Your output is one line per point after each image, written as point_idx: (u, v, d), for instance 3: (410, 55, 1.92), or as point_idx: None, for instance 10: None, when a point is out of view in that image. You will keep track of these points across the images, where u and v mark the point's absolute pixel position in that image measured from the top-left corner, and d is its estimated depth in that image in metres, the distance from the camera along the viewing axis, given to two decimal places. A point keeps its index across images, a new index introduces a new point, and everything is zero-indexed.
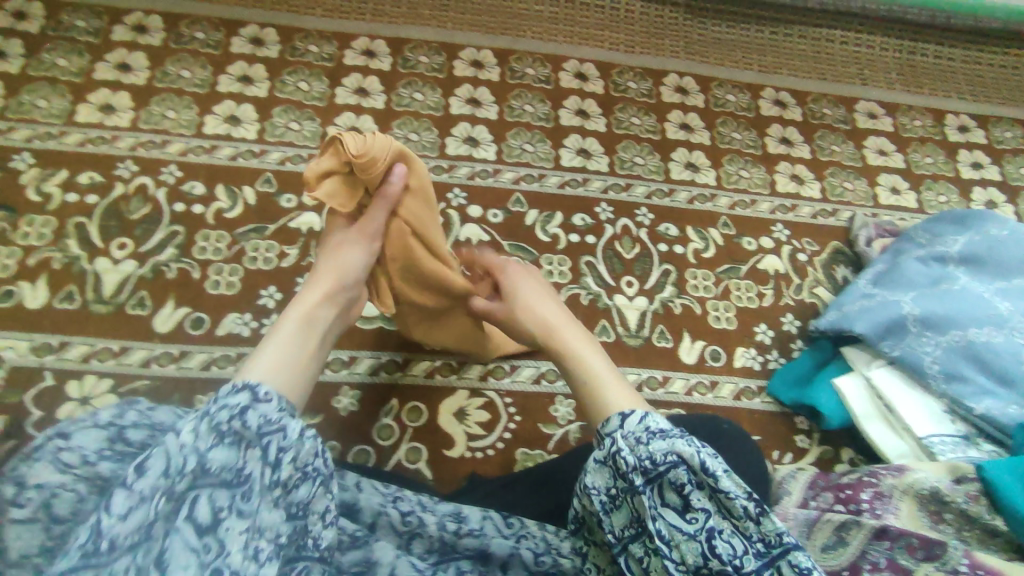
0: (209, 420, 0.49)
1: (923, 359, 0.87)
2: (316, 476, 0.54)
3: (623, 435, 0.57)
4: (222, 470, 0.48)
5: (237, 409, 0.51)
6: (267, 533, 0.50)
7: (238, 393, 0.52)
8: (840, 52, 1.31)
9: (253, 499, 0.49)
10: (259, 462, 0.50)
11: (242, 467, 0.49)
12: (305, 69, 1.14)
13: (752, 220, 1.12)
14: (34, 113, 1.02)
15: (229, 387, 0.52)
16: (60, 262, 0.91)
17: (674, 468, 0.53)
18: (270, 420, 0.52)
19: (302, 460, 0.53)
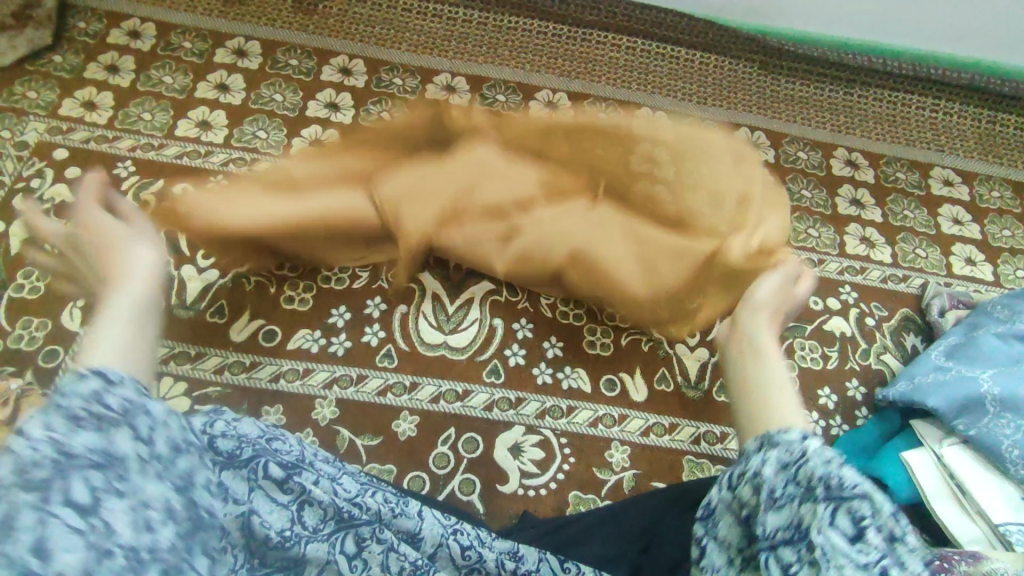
0: (93, 404, 0.47)
1: (1001, 442, 0.84)
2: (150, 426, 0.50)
3: (811, 451, 0.50)
4: (81, 448, 0.46)
5: (91, 393, 0.48)
6: (154, 505, 0.49)
7: (87, 380, 0.48)
8: (917, 116, 1.30)
9: (130, 478, 0.48)
10: (130, 442, 0.49)
11: (110, 448, 0.47)
12: (389, 100, 1.19)
13: (820, 280, 1.11)
14: (138, 125, 1.09)
15: (74, 374, 0.49)
16: None
17: (860, 500, 0.47)
18: (121, 399, 0.49)
19: (141, 416, 0.50)
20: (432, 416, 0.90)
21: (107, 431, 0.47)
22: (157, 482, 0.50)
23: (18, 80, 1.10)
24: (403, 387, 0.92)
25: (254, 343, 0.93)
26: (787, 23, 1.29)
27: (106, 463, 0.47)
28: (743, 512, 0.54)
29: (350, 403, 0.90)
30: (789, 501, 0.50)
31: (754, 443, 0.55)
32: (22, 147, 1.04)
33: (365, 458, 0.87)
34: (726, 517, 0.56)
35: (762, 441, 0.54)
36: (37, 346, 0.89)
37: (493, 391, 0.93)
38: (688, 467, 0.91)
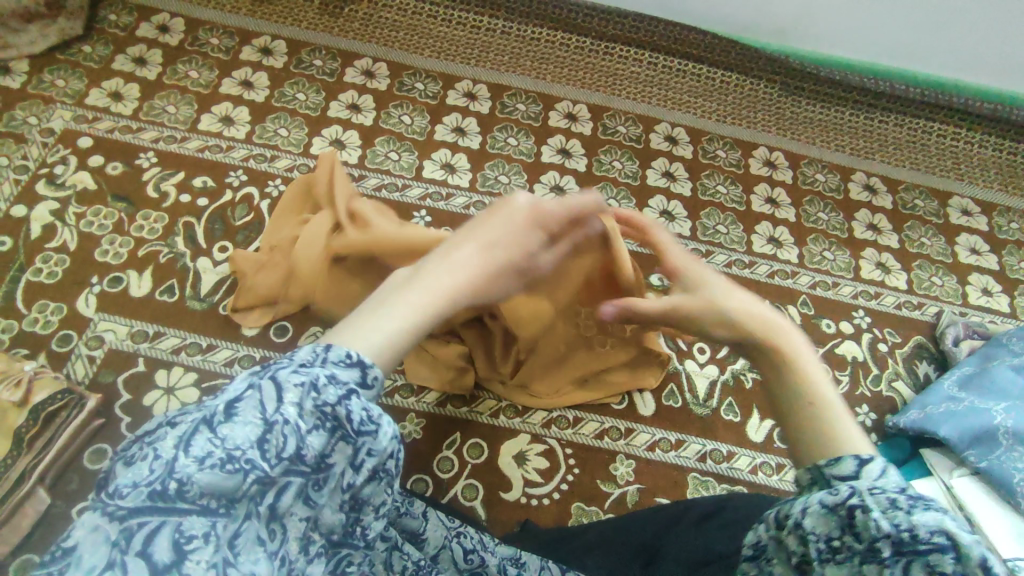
0: (315, 396, 0.40)
1: (1012, 475, 0.82)
2: (335, 427, 0.41)
3: (868, 492, 0.42)
4: (304, 433, 0.40)
5: (337, 395, 0.41)
6: (321, 529, 0.43)
7: (307, 368, 0.41)
8: (939, 144, 1.30)
9: (322, 493, 0.42)
10: (343, 457, 0.42)
11: (326, 456, 0.41)
12: (409, 104, 1.20)
13: (833, 303, 1.10)
14: (163, 117, 1.11)
15: (307, 351, 0.42)
16: (166, 256, 0.97)
17: (941, 553, 0.38)
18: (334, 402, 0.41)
19: (321, 408, 0.40)
20: (438, 419, 0.90)
21: (334, 439, 0.42)
22: (336, 509, 0.43)
23: (48, 69, 1.12)
24: (411, 389, 0.92)
25: (265, 337, 0.93)
26: (816, 45, 1.28)
27: (314, 469, 0.41)
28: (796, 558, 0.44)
29: None
30: (850, 553, 0.41)
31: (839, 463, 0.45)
32: (48, 133, 1.06)
33: None
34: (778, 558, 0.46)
35: (813, 474, 0.47)
36: (51, 329, 0.89)
37: (500, 398, 0.92)
38: (693, 485, 0.90)
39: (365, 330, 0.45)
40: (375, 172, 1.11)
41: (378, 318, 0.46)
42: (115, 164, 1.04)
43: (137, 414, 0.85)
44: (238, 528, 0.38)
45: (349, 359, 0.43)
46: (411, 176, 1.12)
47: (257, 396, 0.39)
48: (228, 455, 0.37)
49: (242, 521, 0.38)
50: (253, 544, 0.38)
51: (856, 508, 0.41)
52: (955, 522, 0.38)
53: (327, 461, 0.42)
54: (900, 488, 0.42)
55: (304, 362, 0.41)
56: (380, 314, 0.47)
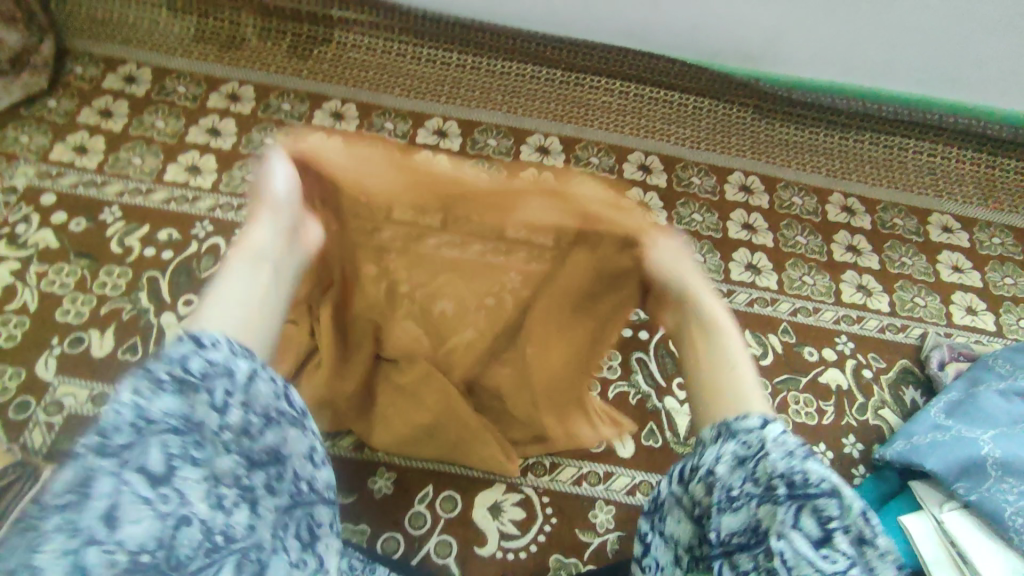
0: (153, 373, 0.42)
1: (1003, 508, 0.80)
2: (193, 382, 0.43)
3: (766, 441, 0.46)
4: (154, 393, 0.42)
5: (185, 355, 0.43)
6: (225, 480, 0.44)
7: (181, 342, 0.44)
8: (916, 162, 1.29)
9: (205, 446, 0.43)
10: (208, 407, 0.43)
11: (190, 413, 0.43)
12: None
13: (815, 330, 1.08)
14: (128, 169, 1.10)
15: (170, 336, 0.44)
16: (129, 314, 0.95)
17: (828, 497, 0.43)
18: (214, 366, 0.44)
19: (186, 369, 0.43)
20: (410, 472, 0.87)
21: (187, 397, 0.43)
22: (228, 454, 0.44)
23: (12, 126, 1.12)
24: None
25: None
26: (786, 68, 1.27)
27: (186, 427, 0.42)
28: (696, 514, 0.51)
29: (325, 458, 0.87)
30: (745, 499, 0.46)
31: (709, 432, 0.51)
32: (10, 191, 1.05)
33: (339, 516, 0.84)
34: (675, 515, 0.53)
35: (720, 430, 0.50)
36: (10, 396, 0.87)
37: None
38: None
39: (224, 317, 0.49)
40: None
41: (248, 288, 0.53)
42: (78, 220, 1.03)
43: None
44: (112, 500, 0.39)
45: (180, 338, 0.44)
46: None
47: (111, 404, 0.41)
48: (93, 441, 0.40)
49: (116, 494, 0.39)
50: (134, 504, 0.39)
51: (755, 455, 0.46)
52: (845, 484, 0.43)
53: (196, 416, 0.43)
54: (795, 442, 0.46)
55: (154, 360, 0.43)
56: (243, 289, 0.52)
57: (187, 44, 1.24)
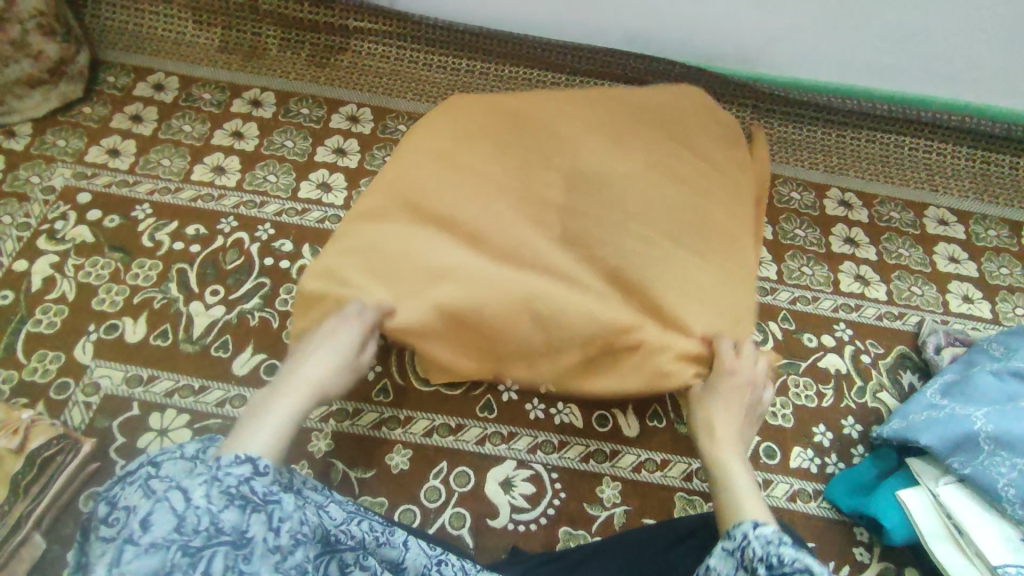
0: (219, 485, 0.57)
1: (996, 481, 0.84)
2: (245, 501, 0.57)
3: (755, 536, 0.63)
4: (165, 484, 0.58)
5: (240, 477, 0.58)
6: None
7: (241, 464, 0.59)
8: (911, 159, 1.33)
9: (253, 560, 0.56)
10: (258, 526, 0.57)
11: (244, 529, 0.56)
12: (393, 146, 1.25)
13: (814, 318, 1.11)
14: (158, 170, 1.16)
15: (232, 457, 0.60)
16: (160, 302, 1.01)
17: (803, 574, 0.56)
18: (266, 491, 0.59)
19: (234, 488, 0.57)
20: (425, 450, 0.92)
21: (244, 513, 0.57)
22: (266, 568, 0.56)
23: (50, 131, 1.19)
24: (398, 420, 0.94)
25: (256, 377, 0.96)
26: (783, 69, 1.33)
27: (236, 539, 0.56)
28: None
29: (344, 435, 0.92)
30: None
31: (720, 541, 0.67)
32: (49, 190, 1.11)
33: (358, 490, 0.88)
34: None
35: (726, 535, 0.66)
36: (50, 378, 0.93)
37: (484, 425, 0.94)
38: (681, 504, 0.91)
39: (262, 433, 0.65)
40: None
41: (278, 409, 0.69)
42: (112, 217, 1.09)
43: (131, 456, 0.88)
44: None
45: (238, 460, 0.60)
46: None
47: (168, 503, 0.55)
48: (152, 543, 0.53)
49: None
50: None
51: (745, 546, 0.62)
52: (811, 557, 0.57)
53: (247, 533, 0.56)
54: (772, 532, 0.62)
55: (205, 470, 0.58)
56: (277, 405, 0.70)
57: (212, 53, 1.32)
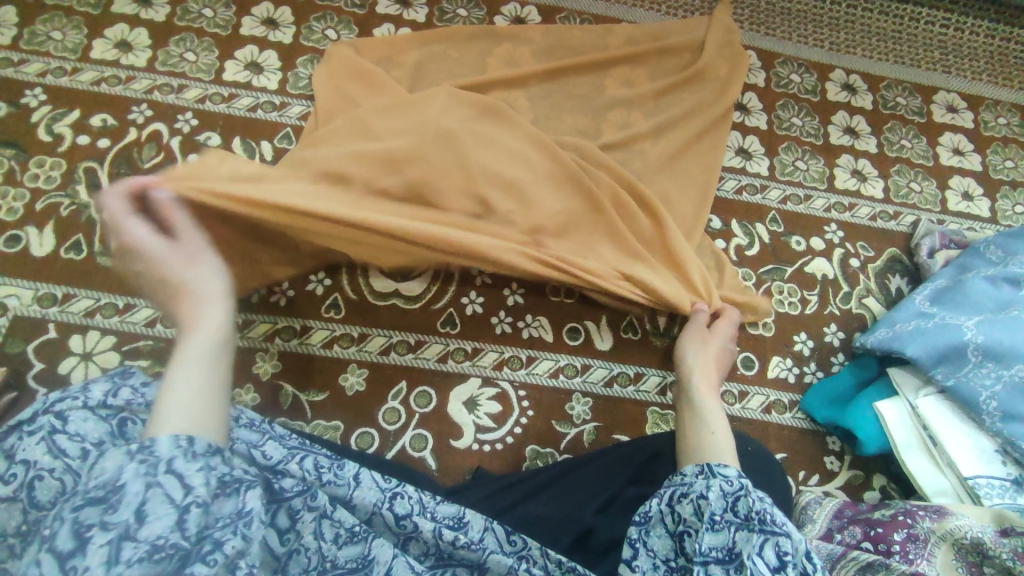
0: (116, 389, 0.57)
1: (979, 393, 0.80)
2: (110, 411, 0.55)
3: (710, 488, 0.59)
4: (74, 443, 0.52)
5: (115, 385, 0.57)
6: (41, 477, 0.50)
7: (88, 387, 0.56)
8: (926, 33, 1.18)
9: (35, 454, 0.51)
10: (80, 408, 0.54)
11: (105, 399, 0.56)
12: (334, 16, 1.05)
13: (804, 218, 1.03)
14: (47, 45, 0.96)
15: (59, 394, 0.55)
16: (68, 209, 0.87)
17: (715, 536, 0.56)
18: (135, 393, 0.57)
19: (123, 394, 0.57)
20: (383, 368, 0.85)
21: (112, 379, 0.58)
22: (43, 452, 0.51)
23: None
24: (351, 338, 0.86)
25: None
26: None
27: (62, 421, 0.53)
28: (681, 530, 0.59)
29: (291, 355, 0.85)
30: (729, 523, 0.56)
31: (692, 468, 0.63)
32: None
33: (310, 415, 0.82)
34: (659, 529, 0.61)
35: (702, 467, 0.62)
36: None
37: (502, 349, 0.88)
38: (653, 419, 0.88)
39: (196, 407, 0.53)
40: (300, 98, 0.99)
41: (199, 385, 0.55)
42: None
43: (54, 384, 0.80)
44: (37, 495, 0.50)
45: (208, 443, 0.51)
46: (324, 100, 0.96)
47: (126, 387, 0.57)
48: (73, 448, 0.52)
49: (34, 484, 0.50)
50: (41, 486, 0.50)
51: (701, 501, 0.58)
52: (724, 483, 0.59)
53: (68, 426, 0.53)
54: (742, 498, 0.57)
55: (109, 379, 0.58)
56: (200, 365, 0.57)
57: None
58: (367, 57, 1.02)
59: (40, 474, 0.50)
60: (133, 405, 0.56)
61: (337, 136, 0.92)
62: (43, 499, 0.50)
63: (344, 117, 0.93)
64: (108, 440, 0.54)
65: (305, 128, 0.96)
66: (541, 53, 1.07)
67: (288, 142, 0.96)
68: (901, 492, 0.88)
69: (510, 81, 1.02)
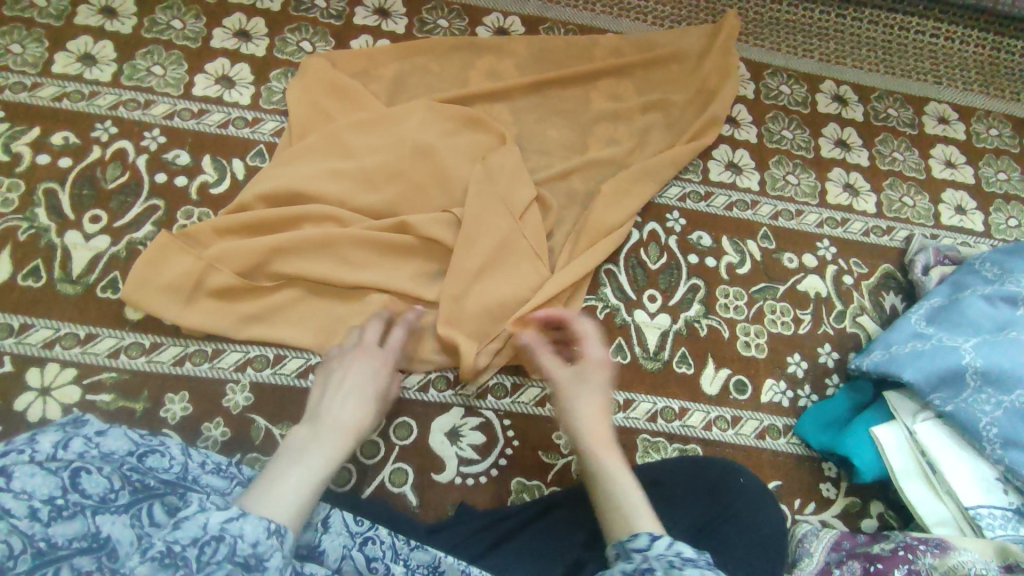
0: (65, 443, 0.52)
1: (978, 419, 0.78)
2: (62, 465, 0.50)
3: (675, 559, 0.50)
4: (21, 501, 0.47)
5: (63, 439, 0.52)
6: None
7: (33, 440, 0.51)
8: (917, 43, 1.16)
9: None
10: (27, 464, 0.49)
11: (54, 453, 0.51)
12: (309, 27, 1.02)
13: (796, 234, 1.00)
14: (6, 59, 0.92)
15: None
16: (26, 233, 0.83)
17: None
18: (87, 445, 0.53)
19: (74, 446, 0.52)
20: None
21: (59, 429, 0.53)
22: None
23: None
24: None
25: (154, 322, 0.81)
26: None
27: (4, 477, 0.47)
28: None
29: (264, 386, 0.80)
30: None
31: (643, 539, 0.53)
32: None
33: None
34: None
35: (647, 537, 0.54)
36: None
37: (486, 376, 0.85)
38: (642, 448, 0.84)
39: (284, 492, 0.53)
40: (273, 113, 0.95)
41: (291, 472, 0.55)
42: None
43: (9, 421, 0.75)
44: None
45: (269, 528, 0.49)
46: (299, 116, 0.92)
47: (76, 438, 0.53)
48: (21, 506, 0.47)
49: None
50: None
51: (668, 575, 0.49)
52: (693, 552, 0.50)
53: (12, 483, 0.47)
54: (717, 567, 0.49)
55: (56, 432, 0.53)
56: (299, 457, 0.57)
57: None
58: (343, 70, 0.98)
59: None
60: (87, 456, 0.52)
61: (311, 155, 0.88)
62: None
63: (319, 134, 0.89)
64: (61, 496, 0.49)
65: (278, 145, 0.92)
66: (525, 66, 1.04)
67: (261, 160, 0.92)
68: (899, 519, 0.85)
69: (494, 95, 0.99)
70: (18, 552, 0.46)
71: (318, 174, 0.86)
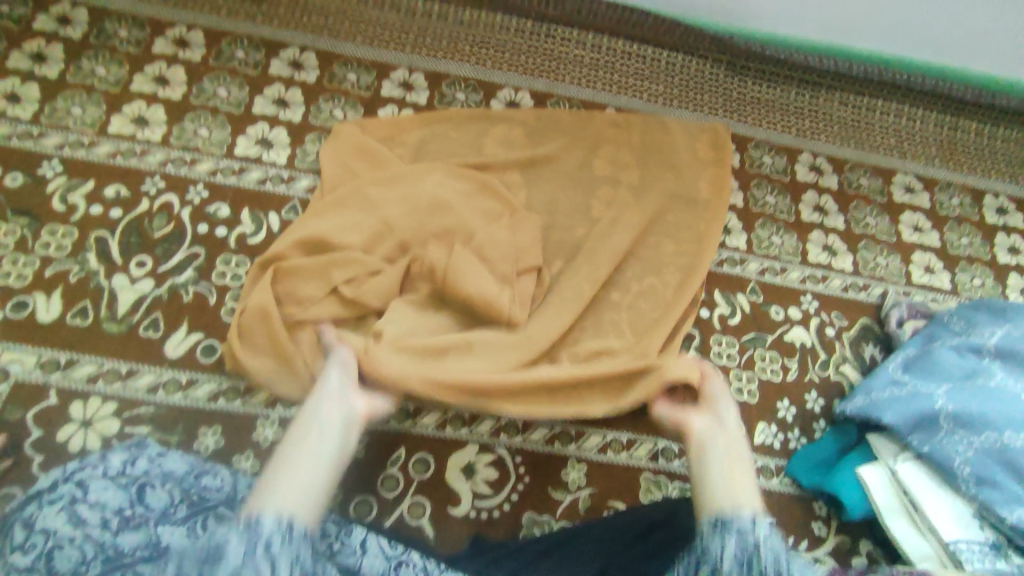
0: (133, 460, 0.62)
1: (953, 459, 0.85)
2: (129, 480, 0.60)
3: None
4: (93, 511, 0.57)
5: (131, 457, 0.62)
6: (61, 544, 0.55)
7: (108, 458, 0.61)
8: (883, 122, 1.29)
9: (55, 522, 0.56)
10: (101, 479, 0.59)
11: (124, 469, 0.61)
12: (341, 97, 1.13)
13: (781, 289, 1.09)
14: (67, 120, 1.01)
15: (76, 464, 0.60)
16: (77, 276, 0.90)
17: None
18: (150, 462, 0.63)
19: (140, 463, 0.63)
20: (383, 436, 0.87)
21: (130, 450, 0.63)
22: (64, 521, 0.56)
23: None
24: None
25: (191, 359, 0.87)
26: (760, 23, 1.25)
27: (83, 491, 0.58)
28: None
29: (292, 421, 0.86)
30: None
31: None
32: None
33: None
34: None
35: None
36: None
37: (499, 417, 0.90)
38: (646, 485, 0.89)
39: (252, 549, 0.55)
40: (306, 171, 1.04)
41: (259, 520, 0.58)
42: (14, 175, 0.96)
43: (52, 450, 0.80)
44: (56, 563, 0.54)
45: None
46: (331, 175, 1.02)
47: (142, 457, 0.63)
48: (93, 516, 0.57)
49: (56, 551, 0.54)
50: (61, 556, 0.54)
51: None
52: None
53: (88, 495, 0.58)
54: None
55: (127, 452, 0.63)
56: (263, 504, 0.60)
57: None
58: (371, 135, 1.08)
59: (60, 542, 0.55)
60: (150, 472, 0.62)
61: (343, 210, 0.97)
62: (62, 566, 0.54)
63: (350, 191, 0.98)
64: (126, 507, 0.58)
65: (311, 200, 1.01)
66: (535, 134, 1.15)
67: (295, 214, 1.00)
68: (886, 557, 0.90)
69: (506, 160, 1.10)
70: (88, 555, 0.55)
71: (349, 227, 0.94)
